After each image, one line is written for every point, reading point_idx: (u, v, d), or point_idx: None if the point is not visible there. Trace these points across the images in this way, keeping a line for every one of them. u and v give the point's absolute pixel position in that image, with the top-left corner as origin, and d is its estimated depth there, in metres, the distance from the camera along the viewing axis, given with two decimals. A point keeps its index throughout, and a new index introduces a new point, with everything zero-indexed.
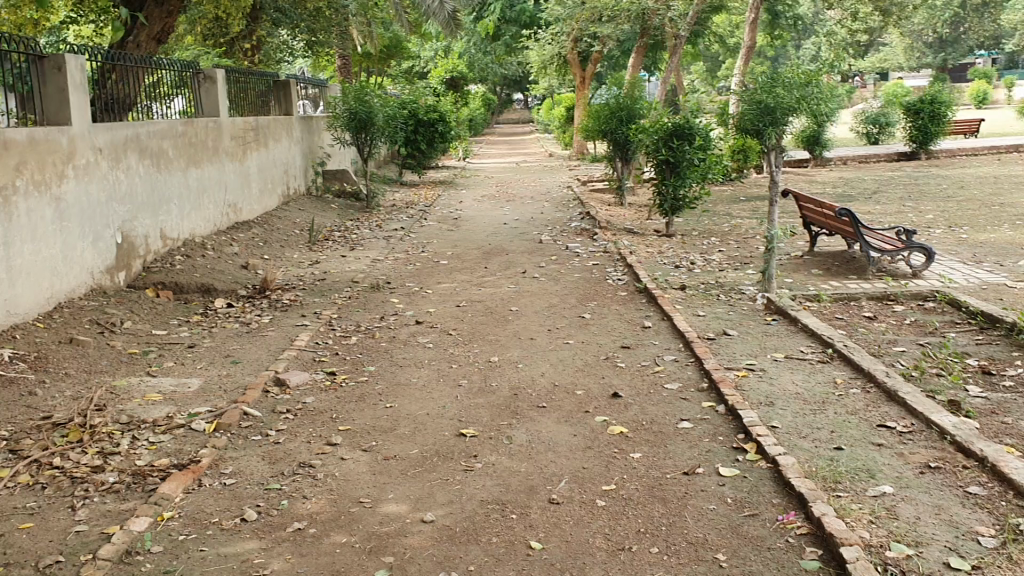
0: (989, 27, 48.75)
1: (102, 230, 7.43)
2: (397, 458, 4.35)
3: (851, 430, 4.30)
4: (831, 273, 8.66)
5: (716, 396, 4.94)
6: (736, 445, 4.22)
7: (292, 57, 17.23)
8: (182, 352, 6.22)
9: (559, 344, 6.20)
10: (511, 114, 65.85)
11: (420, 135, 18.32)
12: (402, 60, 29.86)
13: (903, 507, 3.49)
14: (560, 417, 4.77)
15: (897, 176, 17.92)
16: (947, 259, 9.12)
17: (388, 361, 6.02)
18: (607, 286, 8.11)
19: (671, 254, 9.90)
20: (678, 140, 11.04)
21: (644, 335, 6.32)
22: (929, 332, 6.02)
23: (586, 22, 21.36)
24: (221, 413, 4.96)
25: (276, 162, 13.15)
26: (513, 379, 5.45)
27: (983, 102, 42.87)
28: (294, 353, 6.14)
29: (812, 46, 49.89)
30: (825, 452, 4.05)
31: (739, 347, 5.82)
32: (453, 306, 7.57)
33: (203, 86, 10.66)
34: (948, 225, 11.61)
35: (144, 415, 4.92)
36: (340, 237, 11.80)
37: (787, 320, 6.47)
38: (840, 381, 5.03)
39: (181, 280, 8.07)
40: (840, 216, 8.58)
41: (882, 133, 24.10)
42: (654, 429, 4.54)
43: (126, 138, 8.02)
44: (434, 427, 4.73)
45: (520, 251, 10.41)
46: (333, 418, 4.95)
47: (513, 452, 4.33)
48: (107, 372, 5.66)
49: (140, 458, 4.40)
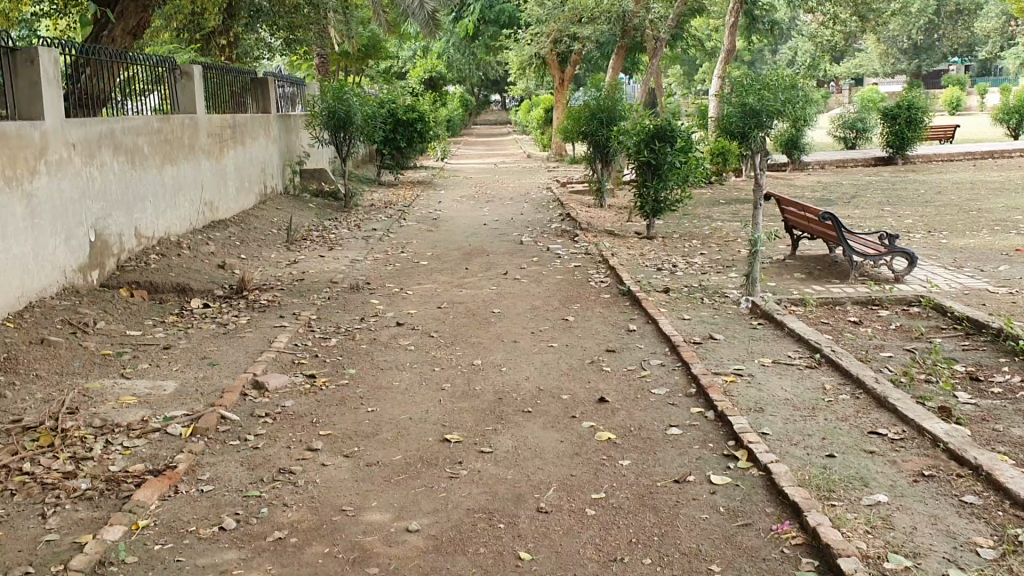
0: (962, 34, 49.26)
1: (75, 228, 7.25)
2: (380, 464, 4.23)
3: (844, 437, 4.23)
4: (815, 277, 8.64)
5: (704, 402, 4.86)
6: (726, 453, 4.14)
7: (269, 55, 17.08)
8: (157, 354, 6.07)
9: (543, 347, 6.10)
10: (487, 115, 65.77)
11: (399, 134, 18.19)
12: (380, 61, 29.71)
13: (899, 517, 3.42)
14: (546, 422, 4.68)
15: (876, 181, 17.98)
16: (928, 264, 9.13)
17: (369, 363, 5.90)
18: (590, 289, 8.02)
19: (653, 256, 9.85)
20: (660, 142, 10.93)
21: (629, 339, 6.23)
22: (915, 338, 5.98)
23: (566, 23, 21.24)
24: (197, 416, 4.82)
25: (253, 161, 12.96)
26: (497, 384, 5.34)
27: (957, 107, 43.36)
28: (273, 355, 6.00)
29: (789, 51, 50.18)
30: (818, 460, 3.97)
31: (726, 351, 5.75)
32: (434, 307, 7.45)
33: (179, 82, 10.48)
34: (928, 230, 11.65)
35: (117, 419, 4.78)
36: (318, 236, 11.64)
37: (773, 325, 6.42)
38: (829, 387, 4.96)
39: (156, 280, 7.90)
40: (823, 220, 8.56)
41: (858, 138, 24.22)
42: (643, 435, 4.45)
43: (100, 135, 7.84)
44: (418, 432, 4.62)
45: (500, 252, 10.31)
46: (314, 422, 4.82)
47: (499, 459, 4.23)
48: (79, 374, 5.50)
49: (114, 464, 4.26)
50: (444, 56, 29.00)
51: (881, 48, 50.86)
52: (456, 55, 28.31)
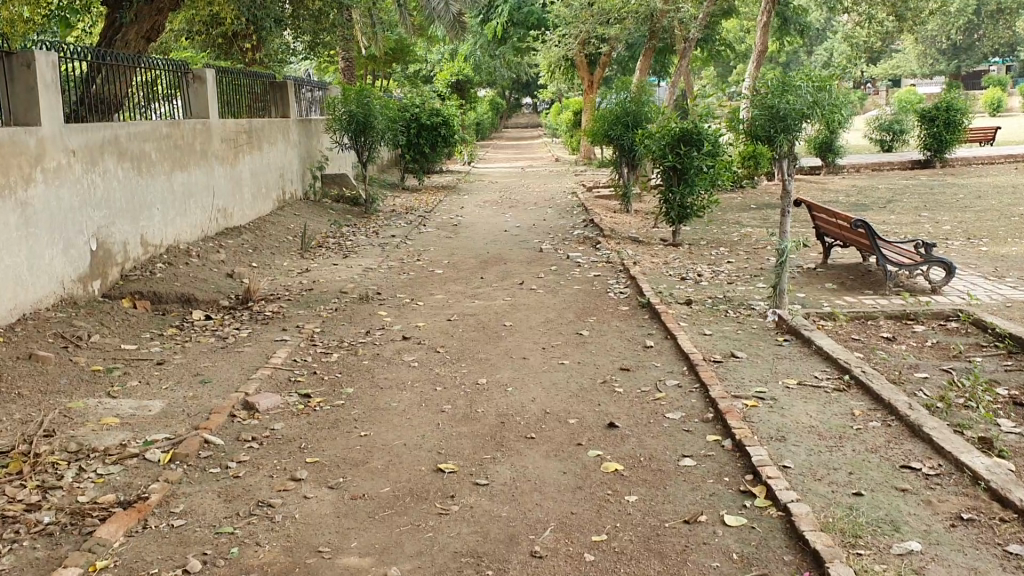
0: (1005, 34, 47.88)
1: (74, 236, 7.03)
2: (365, 497, 3.91)
3: (873, 472, 3.83)
4: (846, 288, 8.24)
5: (722, 429, 4.48)
6: (743, 488, 3.77)
7: (296, 60, 17.02)
8: (149, 370, 5.80)
9: (552, 365, 5.75)
10: (518, 118, 65.74)
11: (423, 138, 17.85)
12: (406, 65, 29.68)
13: (935, 570, 3.03)
14: (549, 451, 4.33)
15: (913, 185, 17.46)
16: (968, 274, 8.68)
17: (368, 381, 5.58)
18: (609, 300, 7.69)
19: (678, 265, 9.49)
20: (686, 146, 10.54)
21: (645, 356, 5.88)
22: (953, 357, 5.56)
23: (593, 23, 20.49)
24: (179, 441, 4.53)
25: (271, 165, 12.74)
26: (501, 406, 5.00)
27: (997, 109, 42.35)
28: (268, 372, 5.69)
29: (825, 52, 49.23)
30: (844, 499, 3.58)
31: (748, 371, 5.36)
32: (444, 319, 7.14)
33: (191, 86, 10.25)
34: (966, 237, 11.16)
35: (95, 443, 4.50)
36: (335, 243, 11.38)
37: (800, 341, 6.02)
38: (857, 413, 4.57)
39: (160, 289, 7.65)
40: (855, 227, 8.15)
41: (895, 140, 23.64)
42: (653, 467, 4.09)
43: (103, 140, 7.60)
44: (410, 460, 4.29)
45: (519, 260, 10.00)
46: (301, 448, 4.51)
47: (494, 493, 3.89)
48: (62, 394, 5.25)
49: (83, 494, 3.97)
50: (470, 60, 28.75)
51: (919, 49, 49.79)
52: (482, 58, 27.94)
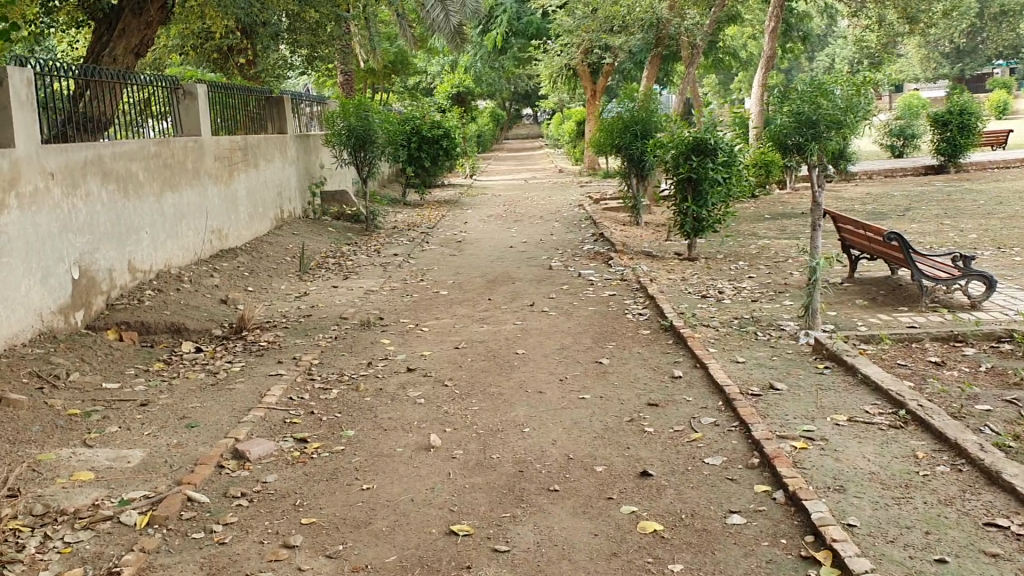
0: (1008, 36, 47.36)
1: (54, 265, 6.54)
2: (368, 569, 3.40)
3: (954, 531, 3.32)
4: (879, 304, 7.73)
5: (771, 477, 3.97)
6: (805, 553, 3.27)
7: (292, 73, 16.59)
8: (131, 414, 5.30)
9: (572, 401, 5.24)
10: (521, 131, 65.35)
11: (425, 152, 17.36)
12: (405, 78, 29.32)
13: None
14: (576, 507, 3.82)
15: (931, 191, 16.96)
16: (1006, 286, 8.18)
17: (371, 422, 5.08)
18: (628, 322, 7.18)
19: (697, 281, 8.98)
20: (700, 156, 10.03)
21: (673, 388, 5.37)
22: (1014, 384, 5.06)
23: (596, 32, 20.00)
24: (159, 499, 4.03)
25: (268, 184, 12.28)
26: (518, 451, 4.49)
27: (1003, 111, 41.81)
28: (261, 413, 5.19)
29: (826, 57, 48.83)
30: (927, 568, 3.08)
31: (791, 406, 4.85)
32: (451, 347, 6.64)
33: (182, 102, 9.79)
34: (997, 246, 10.65)
35: (65, 504, 4.00)
36: (334, 264, 10.88)
37: (842, 369, 5.51)
38: (921, 455, 4.07)
39: (148, 318, 7.16)
40: (888, 240, 7.62)
41: (906, 146, 23.24)
42: (696, 526, 3.58)
43: (85, 161, 7.12)
44: (419, 520, 3.79)
45: (529, 278, 9.51)
46: (297, 506, 4.01)
47: (516, 562, 3.38)
48: (34, 444, 4.74)
49: (45, 570, 3.46)
50: (470, 72, 28.32)
51: (922, 54, 49.38)
52: (483, 70, 27.46)
